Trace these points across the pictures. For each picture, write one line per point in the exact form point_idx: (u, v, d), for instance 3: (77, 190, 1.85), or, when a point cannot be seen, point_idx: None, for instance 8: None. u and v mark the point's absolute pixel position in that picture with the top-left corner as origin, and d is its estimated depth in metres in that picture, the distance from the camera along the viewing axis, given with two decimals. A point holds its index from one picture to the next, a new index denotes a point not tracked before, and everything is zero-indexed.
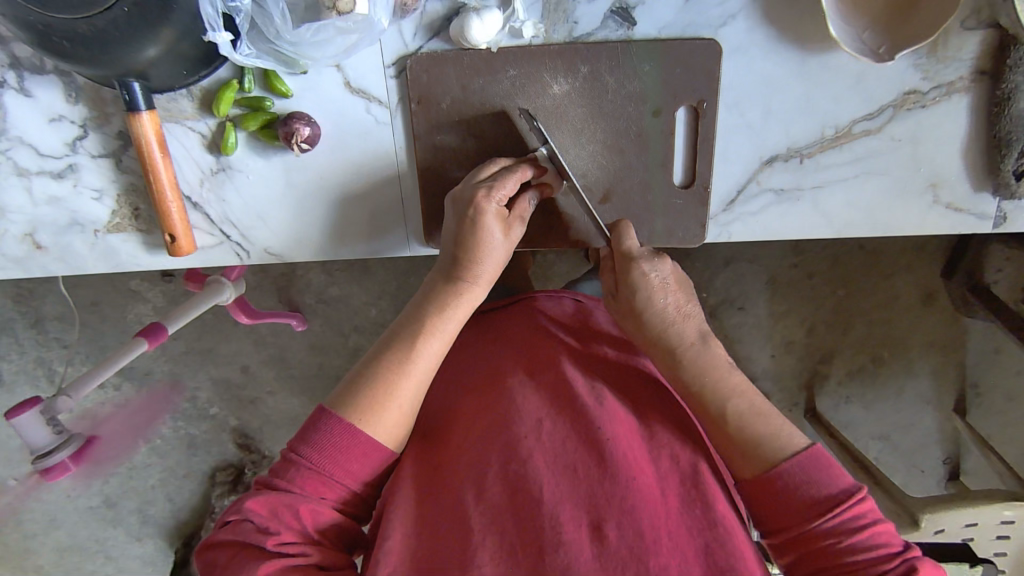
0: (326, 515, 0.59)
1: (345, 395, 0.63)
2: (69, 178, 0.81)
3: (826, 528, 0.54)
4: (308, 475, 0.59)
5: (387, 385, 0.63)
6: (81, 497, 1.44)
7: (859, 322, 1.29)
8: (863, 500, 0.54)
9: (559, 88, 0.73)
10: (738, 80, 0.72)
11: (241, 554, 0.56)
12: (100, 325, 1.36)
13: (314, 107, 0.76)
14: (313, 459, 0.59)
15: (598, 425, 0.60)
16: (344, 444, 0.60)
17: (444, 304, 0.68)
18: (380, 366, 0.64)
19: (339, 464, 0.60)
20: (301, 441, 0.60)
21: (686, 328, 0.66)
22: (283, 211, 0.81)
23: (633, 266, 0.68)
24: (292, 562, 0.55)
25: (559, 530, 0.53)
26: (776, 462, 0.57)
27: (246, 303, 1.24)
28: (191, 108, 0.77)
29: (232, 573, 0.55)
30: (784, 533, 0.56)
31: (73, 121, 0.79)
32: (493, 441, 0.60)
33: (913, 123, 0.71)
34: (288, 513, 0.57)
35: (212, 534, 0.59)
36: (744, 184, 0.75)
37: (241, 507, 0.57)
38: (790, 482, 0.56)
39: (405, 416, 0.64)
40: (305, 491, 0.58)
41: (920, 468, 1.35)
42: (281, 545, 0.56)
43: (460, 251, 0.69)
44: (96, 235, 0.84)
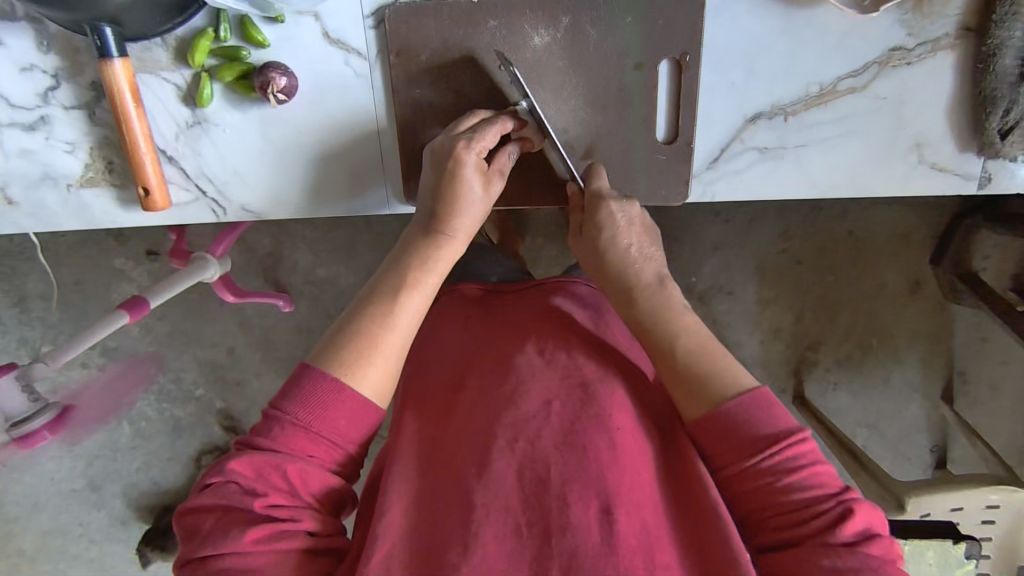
0: (318, 478, 0.57)
1: (327, 349, 0.62)
2: (41, 130, 0.79)
3: (767, 465, 0.54)
4: (296, 434, 0.56)
5: (369, 338, 0.62)
6: (64, 479, 1.42)
7: (846, 309, 1.29)
8: (807, 441, 0.54)
9: (539, 40, 0.71)
10: (722, 36, 0.71)
11: (225, 520, 0.54)
12: (82, 304, 1.34)
13: (290, 57, 0.74)
14: (298, 416, 0.57)
15: (607, 411, 0.60)
16: (328, 399, 0.58)
17: (428, 259, 0.67)
18: (359, 320, 0.63)
19: (327, 421, 0.58)
20: (285, 397, 0.58)
21: (645, 268, 0.67)
22: (259, 166, 0.80)
23: (598, 205, 0.70)
24: (280, 527, 0.54)
25: (568, 513, 0.53)
26: (724, 399, 0.57)
27: (231, 282, 1.22)
28: (165, 58, 0.75)
29: (216, 539, 0.53)
30: (729, 466, 0.56)
31: (45, 70, 0.77)
32: (498, 419, 0.59)
33: (898, 81, 0.70)
34: (276, 474, 0.55)
35: (192, 498, 0.56)
36: (727, 143, 0.74)
37: (224, 469, 0.55)
38: (737, 414, 0.56)
39: (391, 372, 0.63)
40: (294, 451, 0.56)
41: (907, 456, 1.34)
42: (269, 508, 0.54)
43: (438, 203, 0.68)
44: (69, 190, 0.82)
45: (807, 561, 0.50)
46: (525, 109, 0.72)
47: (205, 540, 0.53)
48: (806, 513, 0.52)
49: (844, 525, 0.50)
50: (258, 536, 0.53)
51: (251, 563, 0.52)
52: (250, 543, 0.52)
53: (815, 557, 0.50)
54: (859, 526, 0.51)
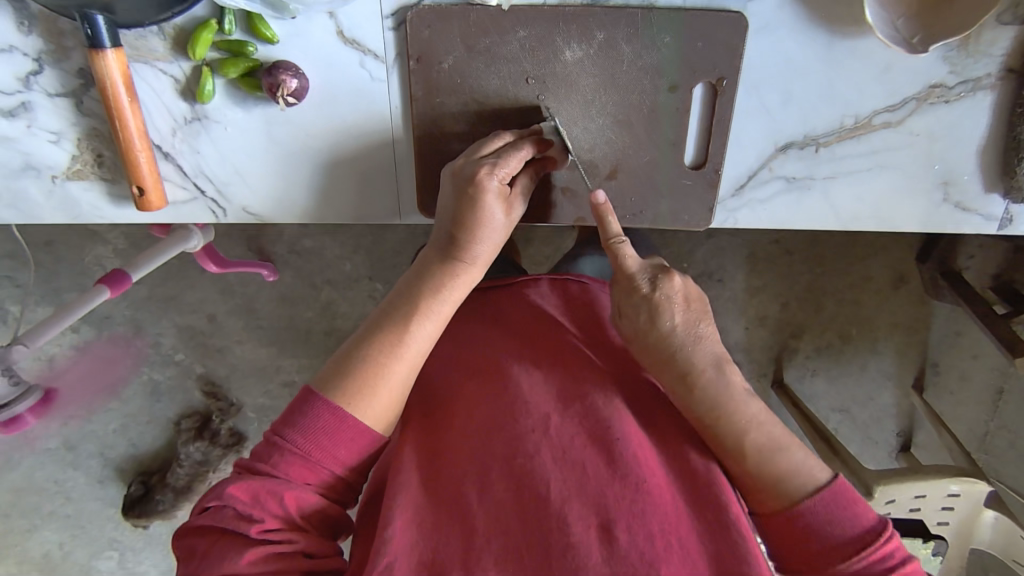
0: (312, 502, 0.56)
1: (334, 376, 0.60)
2: (22, 117, 0.73)
3: (854, 569, 0.55)
4: (294, 460, 0.56)
5: (376, 368, 0.60)
6: (39, 439, 1.39)
7: (829, 301, 1.31)
8: (892, 540, 0.55)
9: (571, 55, 0.67)
10: (762, 61, 0.68)
11: (221, 543, 0.54)
12: (54, 264, 1.27)
13: (300, 56, 0.69)
14: (298, 444, 0.56)
15: (608, 423, 0.60)
16: (331, 428, 0.57)
17: (440, 285, 0.64)
18: (369, 347, 0.61)
19: (325, 449, 0.57)
20: (287, 424, 0.57)
21: (699, 352, 0.63)
22: (263, 168, 0.75)
23: (637, 290, 0.65)
24: (276, 550, 0.53)
25: (568, 533, 0.52)
26: (799, 498, 0.58)
27: (214, 251, 1.17)
28: (162, 48, 0.69)
29: (211, 562, 0.53)
30: (809, 569, 0.57)
31: (26, 53, 0.70)
32: (498, 433, 0.59)
33: (934, 118, 0.69)
34: (271, 499, 0.54)
35: (190, 519, 0.56)
36: (756, 170, 0.72)
37: (220, 493, 0.55)
38: (812, 520, 0.57)
39: (396, 403, 0.61)
40: (289, 477, 0.56)
41: (876, 440, 1.39)
42: (264, 532, 0.53)
43: (457, 227, 0.64)
44: (54, 181, 0.76)
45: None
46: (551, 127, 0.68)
47: (200, 565, 0.53)
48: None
49: None
50: (253, 560, 0.52)
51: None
52: (245, 566, 0.52)
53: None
54: None
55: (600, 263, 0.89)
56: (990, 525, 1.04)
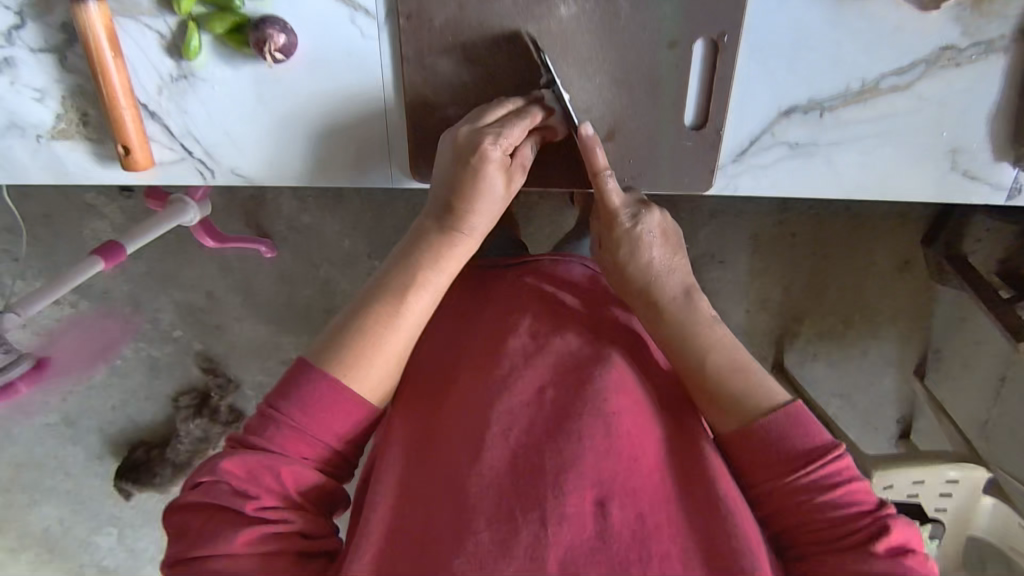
0: (309, 479, 0.55)
1: (328, 349, 0.58)
2: (6, 73, 0.71)
3: (808, 481, 0.54)
4: (291, 436, 0.55)
5: (371, 340, 0.58)
6: (38, 414, 1.38)
7: (836, 283, 1.28)
8: (843, 456, 0.54)
9: (566, 10, 0.65)
10: (767, 18, 0.65)
11: (217, 518, 0.53)
12: (51, 237, 1.26)
13: (288, 10, 0.67)
14: (295, 419, 0.55)
15: (605, 394, 0.56)
16: (327, 401, 0.56)
17: (438, 255, 0.62)
18: (363, 320, 0.59)
19: (322, 422, 0.55)
20: (281, 396, 0.56)
21: (670, 280, 0.65)
22: (252, 128, 0.73)
23: (615, 220, 0.67)
24: (272, 530, 0.52)
25: (564, 504, 0.50)
26: (757, 415, 0.57)
27: (211, 225, 1.14)
28: (147, 1, 0.67)
29: (206, 540, 0.52)
30: (767, 488, 0.56)
31: (8, 6, 0.68)
32: (490, 405, 0.56)
33: (944, 82, 0.66)
34: (267, 476, 0.53)
35: (182, 495, 0.54)
36: (758, 136, 0.70)
37: (215, 469, 0.53)
38: (768, 432, 0.56)
39: (391, 375, 0.59)
40: (286, 451, 0.55)
41: (875, 426, 1.38)
42: (261, 510, 0.52)
43: (456, 198, 0.62)
44: (39, 141, 0.75)
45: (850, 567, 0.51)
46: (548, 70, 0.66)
47: (195, 543, 0.52)
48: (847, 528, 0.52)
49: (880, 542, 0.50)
50: (248, 539, 0.51)
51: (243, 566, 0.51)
52: (241, 545, 0.51)
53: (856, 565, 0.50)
54: (898, 541, 0.51)
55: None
56: (988, 512, 1.03)
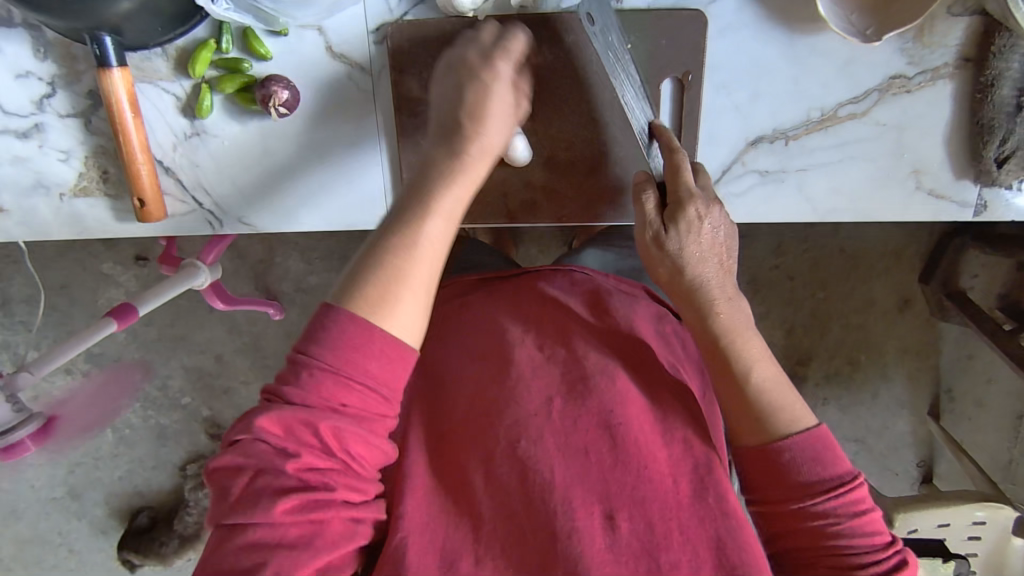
0: (344, 433, 0.50)
1: (348, 288, 0.53)
2: (35, 137, 0.78)
3: (824, 508, 0.53)
4: (322, 384, 0.49)
5: (391, 276, 0.53)
6: (45, 487, 1.39)
7: (836, 323, 1.29)
8: (865, 487, 0.54)
9: (543, 58, 0.72)
10: (725, 59, 0.71)
11: (255, 485, 0.48)
12: (68, 308, 1.31)
13: (292, 70, 0.74)
14: (324, 363, 0.49)
15: (609, 406, 0.58)
16: (351, 342, 0.50)
17: (455, 177, 0.57)
18: (380, 258, 0.54)
19: (354, 363, 0.50)
20: (308, 341, 0.50)
21: (726, 280, 0.62)
22: (259, 178, 0.79)
23: (683, 210, 0.62)
24: (314, 496, 0.48)
25: (572, 517, 0.52)
26: (787, 435, 0.56)
27: (221, 288, 1.18)
28: (165, 68, 0.74)
29: (244, 508, 0.47)
30: (777, 506, 0.56)
31: (41, 77, 0.76)
32: (498, 419, 0.58)
33: (898, 108, 0.71)
34: (304, 434, 0.48)
35: (215, 458, 0.50)
36: (729, 165, 0.75)
37: (251, 427, 0.49)
38: (796, 456, 0.55)
39: (419, 308, 0.54)
40: (317, 405, 0.49)
41: (894, 471, 1.34)
42: (302, 472, 0.48)
43: (465, 118, 0.59)
44: (62, 199, 0.80)
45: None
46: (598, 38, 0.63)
47: (232, 513, 0.48)
48: (853, 561, 0.53)
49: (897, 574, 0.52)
50: (288, 508, 0.47)
51: (283, 536, 0.47)
52: (281, 514, 0.47)
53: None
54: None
55: (603, 256, 0.90)
56: (1019, 554, 1.01)
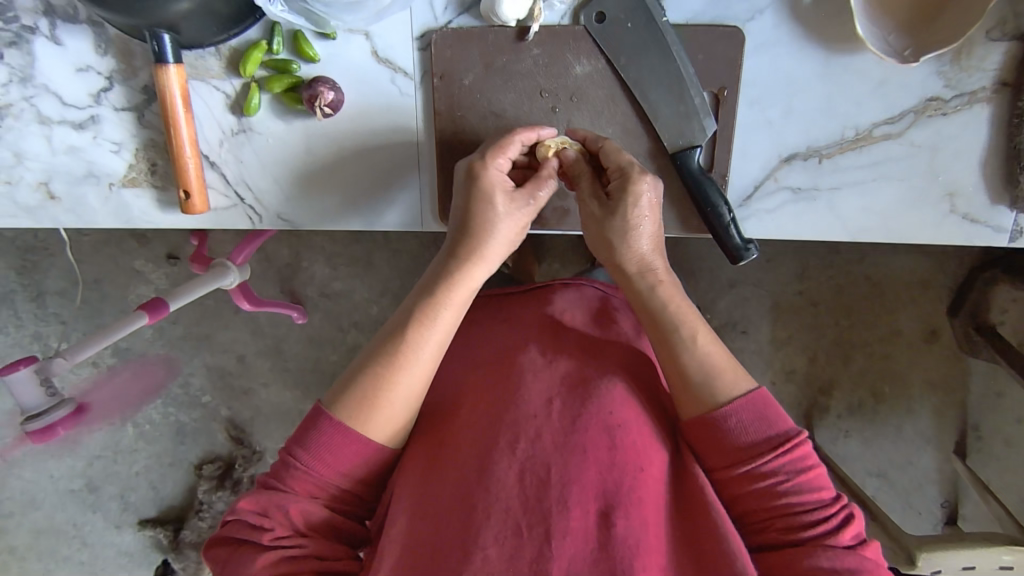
0: (317, 513, 0.58)
1: (341, 393, 0.61)
2: (90, 129, 0.81)
3: (767, 467, 0.57)
4: (299, 477, 0.58)
5: (384, 380, 0.60)
6: (63, 478, 1.42)
7: (861, 354, 1.27)
8: (807, 443, 0.58)
9: (581, 69, 0.73)
10: (761, 76, 0.72)
11: (240, 552, 0.57)
12: (99, 302, 1.35)
13: (338, 72, 0.77)
14: (306, 462, 0.58)
15: (609, 409, 0.61)
16: (335, 444, 0.59)
17: (450, 293, 0.64)
18: (373, 363, 0.61)
19: (327, 464, 0.59)
20: (296, 442, 0.59)
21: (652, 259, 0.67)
22: (295, 177, 0.81)
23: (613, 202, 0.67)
24: (288, 554, 0.56)
25: (567, 517, 0.54)
26: (722, 403, 0.60)
27: (249, 290, 1.21)
28: (217, 66, 0.77)
29: (231, 567, 0.56)
30: (727, 471, 0.60)
31: (100, 72, 0.80)
32: (500, 419, 0.60)
33: (933, 130, 0.72)
34: (279, 513, 0.57)
35: (215, 531, 0.60)
36: (761, 181, 0.75)
37: (235, 508, 0.58)
38: (741, 420, 0.59)
39: (404, 411, 0.62)
40: (295, 491, 0.58)
41: (918, 509, 1.31)
42: (276, 539, 0.56)
43: (462, 232, 0.66)
44: (110, 189, 0.84)
45: (801, 562, 0.55)
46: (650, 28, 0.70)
47: (224, 569, 0.57)
48: (801, 520, 0.56)
49: (845, 530, 0.55)
50: (266, 564, 0.55)
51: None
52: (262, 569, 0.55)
53: (802, 556, 0.55)
54: (858, 530, 0.56)
55: None
56: None
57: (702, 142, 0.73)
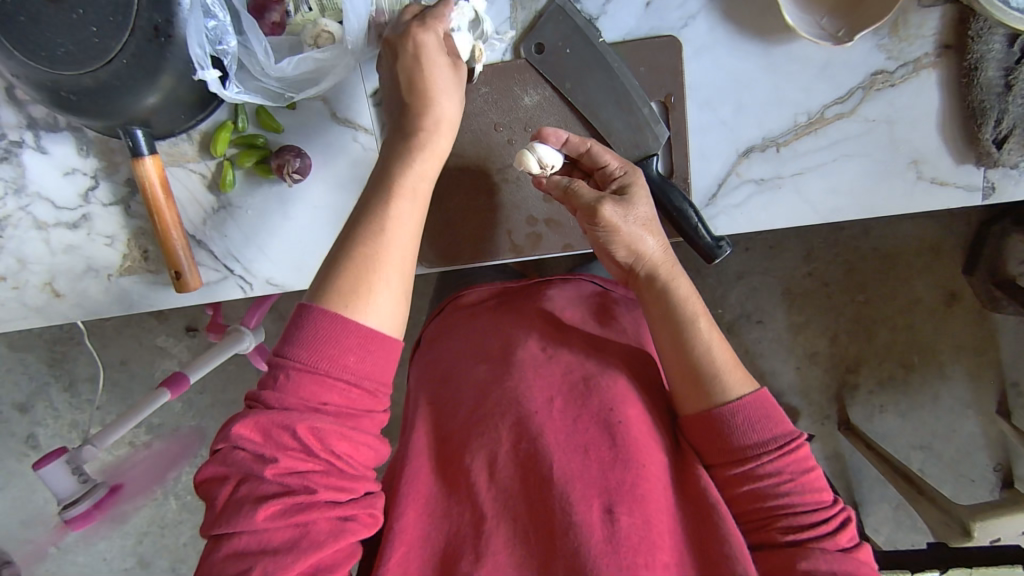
0: (330, 436, 0.52)
1: (323, 284, 0.57)
2: (83, 227, 0.86)
3: (768, 467, 0.57)
4: (304, 382, 0.52)
5: (368, 261, 0.58)
6: (116, 558, 1.45)
7: (883, 327, 1.25)
8: (804, 446, 0.58)
9: (530, 99, 0.76)
10: (705, 78, 0.74)
11: (237, 495, 0.51)
12: (129, 382, 1.40)
13: (302, 139, 0.80)
14: (303, 369, 0.52)
15: (610, 405, 0.61)
16: (329, 333, 0.54)
17: (417, 159, 0.64)
18: (354, 241, 0.58)
19: (334, 361, 0.53)
20: (285, 341, 0.54)
21: (661, 258, 0.66)
22: (279, 240, 0.84)
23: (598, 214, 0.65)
24: (295, 495, 0.50)
25: (572, 511, 0.55)
26: (728, 399, 0.59)
27: (265, 350, 1.24)
28: (191, 151, 0.82)
29: (228, 517, 0.50)
30: (728, 469, 0.59)
31: (85, 172, 0.84)
32: (501, 420, 0.61)
33: (885, 103, 0.72)
34: (284, 435, 0.51)
35: (202, 469, 0.54)
36: (723, 178, 0.76)
37: (229, 435, 0.52)
38: (746, 417, 0.58)
39: (396, 289, 0.58)
40: (299, 409, 0.52)
41: (969, 477, 1.27)
42: (279, 476, 0.50)
43: (410, 104, 0.66)
44: (109, 279, 0.88)
45: (796, 564, 0.54)
46: (586, 50, 0.73)
47: (218, 519, 0.51)
48: (800, 522, 0.56)
49: (843, 534, 0.56)
50: (270, 511, 0.49)
51: (270, 540, 0.49)
52: (264, 519, 0.49)
53: (797, 559, 0.54)
54: (853, 533, 0.57)
55: None
56: None
57: (658, 150, 0.74)
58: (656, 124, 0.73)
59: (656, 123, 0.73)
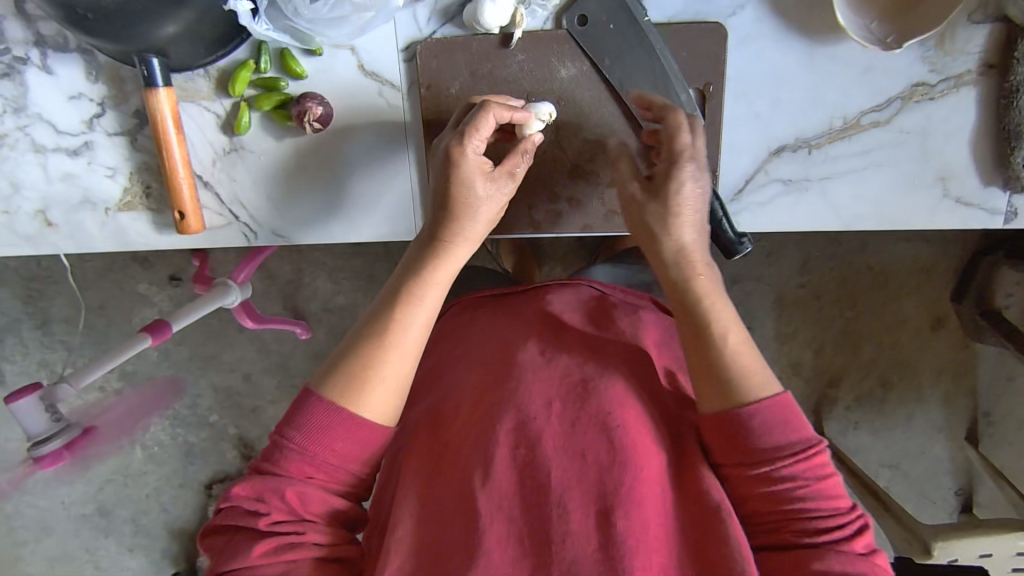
0: (319, 501, 0.57)
1: (327, 376, 0.60)
2: (84, 155, 0.82)
3: (788, 471, 0.57)
4: (295, 459, 0.57)
5: (371, 362, 0.60)
6: (76, 504, 1.42)
7: (869, 345, 1.26)
8: (825, 452, 0.57)
9: (566, 72, 0.74)
10: (746, 71, 0.73)
11: (236, 538, 0.57)
12: (106, 327, 1.35)
13: (325, 87, 0.77)
14: (299, 443, 0.57)
15: (608, 408, 0.59)
16: (326, 426, 0.57)
17: (433, 273, 0.63)
18: (359, 344, 0.60)
19: (325, 446, 0.57)
20: (287, 424, 0.58)
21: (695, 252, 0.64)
22: (289, 195, 0.82)
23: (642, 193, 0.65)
24: (287, 541, 0.56)
25: (566, 521, 0.55)
26: (748, 401, 0.58)
27: (251, 307, 1.21)
28: (207, 87, 0.78)
29: (228, 556, 0.56)
30: (742, 471, 0.59)
31: (92, 98, 0.80)
32: (497, 421, 0.59)
33: (921, 115, 0.72)
34: (275, 498, 0.56)
35: (209, 520, 0.60)
36: (752, 174, 0.75)
37: (229, 495, 0.58)
38: (764, 420, 0.57)
39: (393, 392, 0.60)
40: (292, 474, 0.57)
41: (933, 499, 1.30)
42: (273, 525, 0.56)
43: (442, 213, 0.64)
44: (107, 213, 0.84)
45: (811, 564, 0.54)
46: (629, 27, 0.71)
47: (219, 559, 0.57)
48: (814, 526, 0.56)
49: (858, 539, 0.56)
50: (264, 551, 0.55)
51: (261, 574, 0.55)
52: (258, 557, 0.55)
53: (811, 560, 0.55)
54: (868, 539, 0.56)
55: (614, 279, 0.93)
56: None
57: None
58: (694, 110, 0.72)
59: (694, 110, 0.72)
